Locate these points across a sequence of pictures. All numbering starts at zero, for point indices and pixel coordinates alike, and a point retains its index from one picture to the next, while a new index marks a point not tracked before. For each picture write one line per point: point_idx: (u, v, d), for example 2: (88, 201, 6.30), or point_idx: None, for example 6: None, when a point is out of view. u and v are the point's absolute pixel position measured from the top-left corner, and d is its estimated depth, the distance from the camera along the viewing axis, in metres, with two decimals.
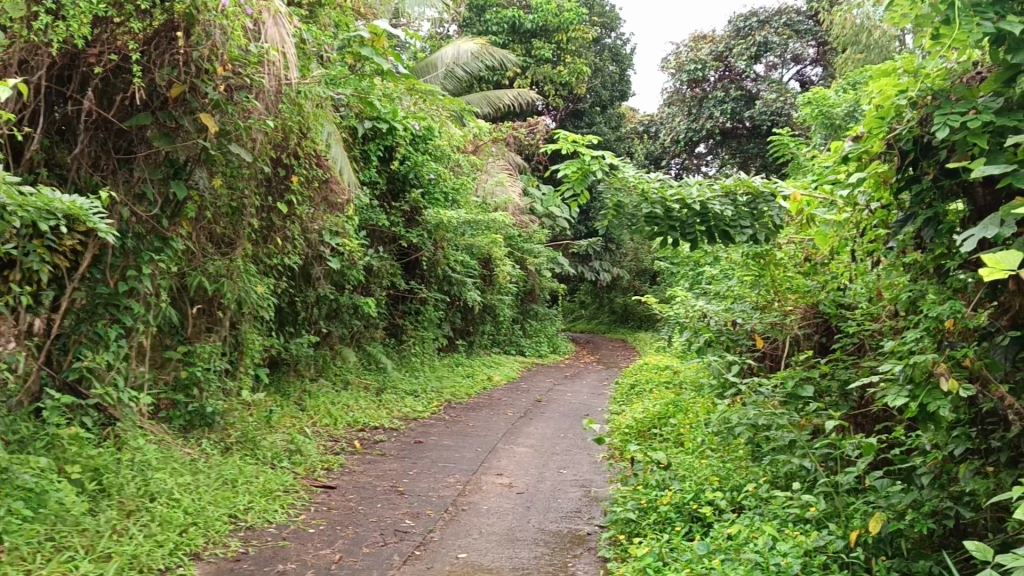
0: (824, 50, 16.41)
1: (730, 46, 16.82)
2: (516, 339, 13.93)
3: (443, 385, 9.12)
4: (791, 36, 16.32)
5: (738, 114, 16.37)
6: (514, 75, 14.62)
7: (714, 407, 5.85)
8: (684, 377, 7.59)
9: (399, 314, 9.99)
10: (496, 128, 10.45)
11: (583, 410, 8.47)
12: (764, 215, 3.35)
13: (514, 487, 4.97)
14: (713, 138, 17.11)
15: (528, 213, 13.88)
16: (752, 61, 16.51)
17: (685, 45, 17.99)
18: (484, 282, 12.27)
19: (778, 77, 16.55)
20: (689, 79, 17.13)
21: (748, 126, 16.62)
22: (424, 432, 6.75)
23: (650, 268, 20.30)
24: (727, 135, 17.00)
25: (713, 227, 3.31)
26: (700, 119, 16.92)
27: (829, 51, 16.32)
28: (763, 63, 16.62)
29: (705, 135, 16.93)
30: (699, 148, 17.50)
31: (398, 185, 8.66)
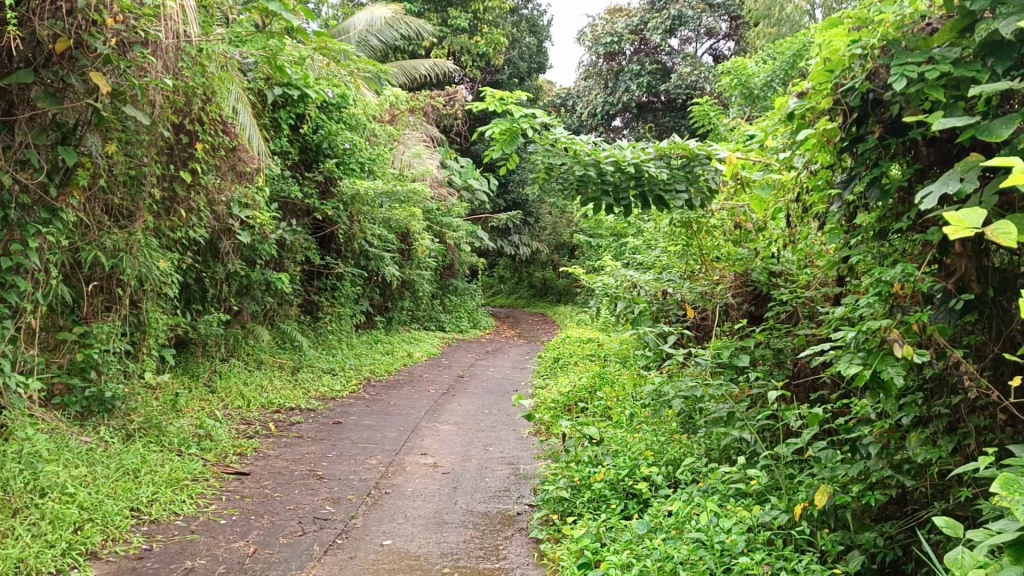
0: (737, 25, 16.55)
1: (645, 19, 16.78)
2: (437, 315, 13.70)
3: (362, 363, 8.85)
4: (704, 10, 16.38)
5: (653, 88, 16.41)
6: (429, 45, 14.26)
7: (640, 379, 5.80)
8: (608, 350, 7.55)
9: (314, 290, 9.63)
10: (413, 97, 10.14)
11: (506, 385, 8.35)
12: (699, 180, 3.22)
13: (438, 467, 4.79)
14: (629, 112, 17.12)
15: (446, 187, 13.63)
16: (667, 35, 16.53)
17: (600, 17, 17.90)
18: (403, 256, 11.99)
19: (691, 51, 16.64)
20: (606, 52, 17.07)
21: (664, 100, 16.70)
22: (343, 411, 6.50)
23: (569, 241, 20.32)
24: (643, 109, 17.05)
25: (649, 191, 3.16)
26: (616, 92, 16.89)
27: (741, 26, 16.48)
28: (678, 37, 16.67)
29: (621, 108, 16.93)
30: (616, 122, 17.50)
31: (311, 155, 8.25)
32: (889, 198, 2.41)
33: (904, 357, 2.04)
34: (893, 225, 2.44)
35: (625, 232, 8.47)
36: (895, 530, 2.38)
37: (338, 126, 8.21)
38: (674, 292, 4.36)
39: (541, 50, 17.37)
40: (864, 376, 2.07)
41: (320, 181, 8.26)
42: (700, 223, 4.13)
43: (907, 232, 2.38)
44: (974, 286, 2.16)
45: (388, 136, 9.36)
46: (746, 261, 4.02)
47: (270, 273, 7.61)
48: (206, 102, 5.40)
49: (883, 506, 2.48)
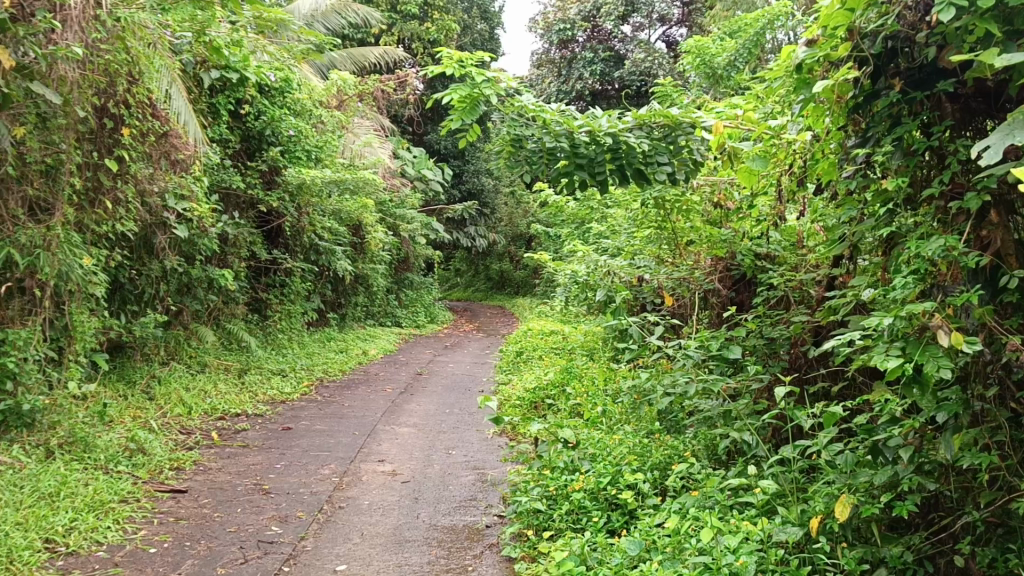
0: (690, 10, 16.22)
1: (597, 6, 16.33)
2: (392, 310, 13.25)
3: (314, 363, 8.38)
4: None
5: (607, 75, 16.13)
6: (379, 33, 13.79)
7: (611, 373, 5.49)
8: (574, 342, 7.24)
9: (262, 287, 9.13)
10: (362, 83, 9.69)
11: (467, 381, 7.99)
12: (680, 148, 2.92)
13: (398, 476, 4.40)
14: (584, 100, 16.84)
15: (399, 178, 13.21)
16: (620, 21, 16.16)
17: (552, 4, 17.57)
18: (355, 250, 11.52)
19: (644, 38, 16.34)
20: (558, 40, 16.76)
21: (618, 87, 16.43)
22: (294, 415, 6.07)
23: (526, 232, 19.99)
24: (597, 97, 16.76)
25: (630, 163, 2.86)
26: (570, 80, 16.59)
27: (694, 11, 16.15)
28: (630, 24, 16.35)
29: (575, 96, 16.63)
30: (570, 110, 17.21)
31: (253, 143, 7.75)
32: (914, 163, 2.09)
33: (950, 347, 1.72)
34: (914, 194, 2.13)
35: (587, 219, 8.18)
36: (930, 546, 2.07)
37: (282, 112, 7.73)
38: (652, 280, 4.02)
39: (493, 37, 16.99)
40: (906, 370, 1.73)
41: (265, 171, 7.78)
42: (676, 202, 3.80)
43: (934, 202, 2.06)
44: (1019, 259, 1.86)
45: (337, 123, 8.89)
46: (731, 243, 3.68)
47: (213, 270, 7.12)
48: (131, 82, 4.98)
49: (909, 516, 2.16)
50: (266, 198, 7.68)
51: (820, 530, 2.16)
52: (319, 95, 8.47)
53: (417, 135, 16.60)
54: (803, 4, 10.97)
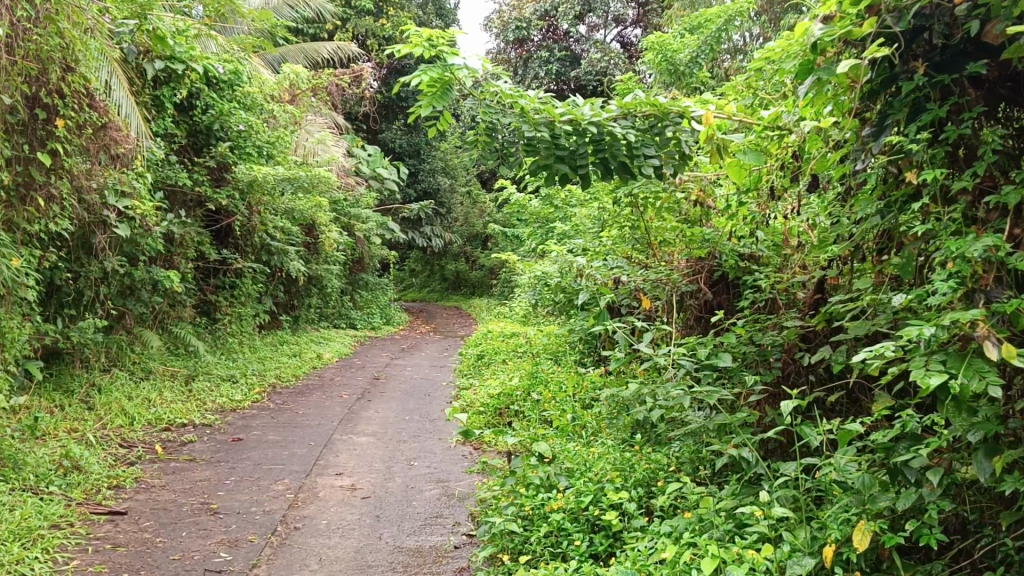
0: (646, 11, 16.10)
1: (555, 5, 16.26)
2: (347, 312, 12.92)
3: (266, 367, 8.03)
4: None
5: (563, 75, 15.98)
6: (332, 28, 13.43)
7: (580, 380, 5.28)
8: (537, 345, 7.03)
9: (211, 289, 8.74)
10: (315, 77, 9.35)
11: (426, 385, 7.73)
12: (677, 147, 2.73)
13: (357, 491, 4.12)
14: None
15: (353, 176, 12.89)
16: (576, 21, 16.05)
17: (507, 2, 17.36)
18: (308, 250, 11.16)
19: (599, 38, 16.23)
20: (514, 39, 16.56)
21: (574, 87, 16.28)
22: (245, 425, 5.75)
23: (482, 231, 19.76)
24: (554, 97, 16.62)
25: (619, 162, 2.66)
26: (526, 79, 16.43)
27: (650, 11, 16.03)
28: (587, 24, 16.24)
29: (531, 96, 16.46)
30: None
31: (201, 137, 7.31)
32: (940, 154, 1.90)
33: (999, 360, 1.53)
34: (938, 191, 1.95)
35: (551, 218, 7.97)
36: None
37: (231, 105, 7.34)
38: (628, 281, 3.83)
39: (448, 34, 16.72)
40: (954, 388, 1.54)
41: (213, 167, 7.40)
42: (655, 199, 3.62)
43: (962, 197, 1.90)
44: None
45: (290, 119, 8.53)
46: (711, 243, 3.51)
47: (158, 270, 6.74)
48: (67, 70, 4.65)
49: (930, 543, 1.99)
50: (214, 195, 7.30)
51: (834, 560, 1.96)
52: (271, 89, 8.12)
53: (371, 132, 16.25)
54: (760, 3, 10.98)
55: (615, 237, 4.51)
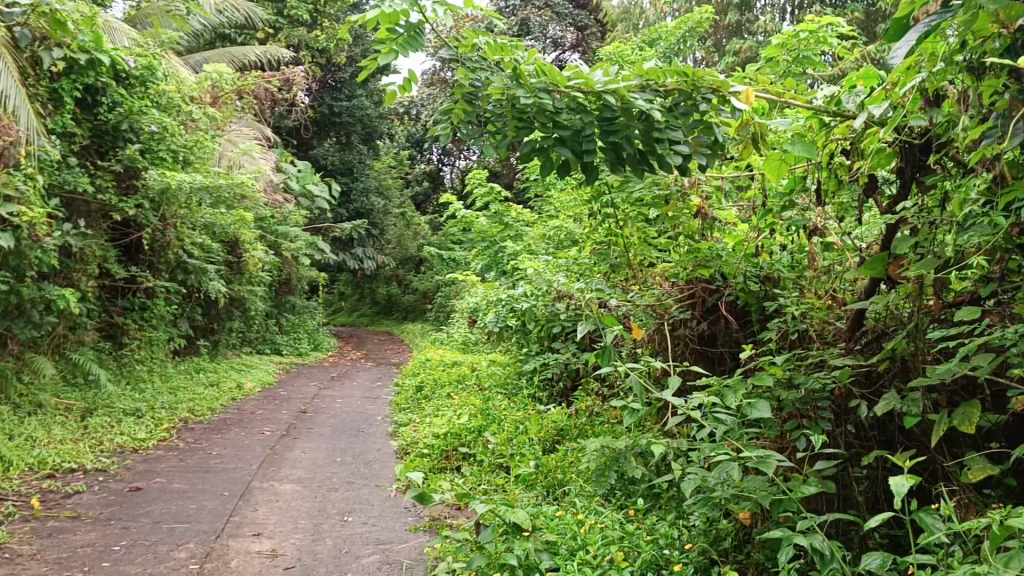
0: (584, 35, 15.99)
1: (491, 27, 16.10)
2: (272, 337, 12.03)
3: (178, 400, 7.16)
4: (551, 18, 15.52)
5: None
6: (264, 36, 12.66)
7: (539, 421, 4.65)
8: (485, 377, 6.38)
9: (118, 310, 7.85)
10: (241, 79, 8.58)
11: (359, 419, 6.98)
12: (717, 141, 2.16)
13: (278, 558, 3.36)
14: None
15: (282, 192, 12.12)
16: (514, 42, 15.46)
17: None
18: (230, 269, 10.26)
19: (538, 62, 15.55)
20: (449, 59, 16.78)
21: None
22: (148, 469, 4.92)
23: (416, 254, 19.07)
24: None
25: (642, 159, 2.11)
26: None
27: (589, 35, 15.93)
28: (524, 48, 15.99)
29: None
30: None
31: (106, 139, 6.32)
32: None
33: None
34: None
35: (500, 239, 7.32)
36: None
37: (143, 104, 6.45)
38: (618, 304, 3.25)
39: None
40: None
41: (119, 173, 6.46)
42: (657, 205, 3.06)
43: None
44: None
45: (212, 124, 7.68)
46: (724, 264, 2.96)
47: (51, 288, 5.83)
48: None
49: None
50: (120, 205, 6.39)
51: None
52: (190, 89, 7.23)
53: (303, 146, 15.54)
54: (707, 26, 10.75)
55: (596, 257, 3.91)
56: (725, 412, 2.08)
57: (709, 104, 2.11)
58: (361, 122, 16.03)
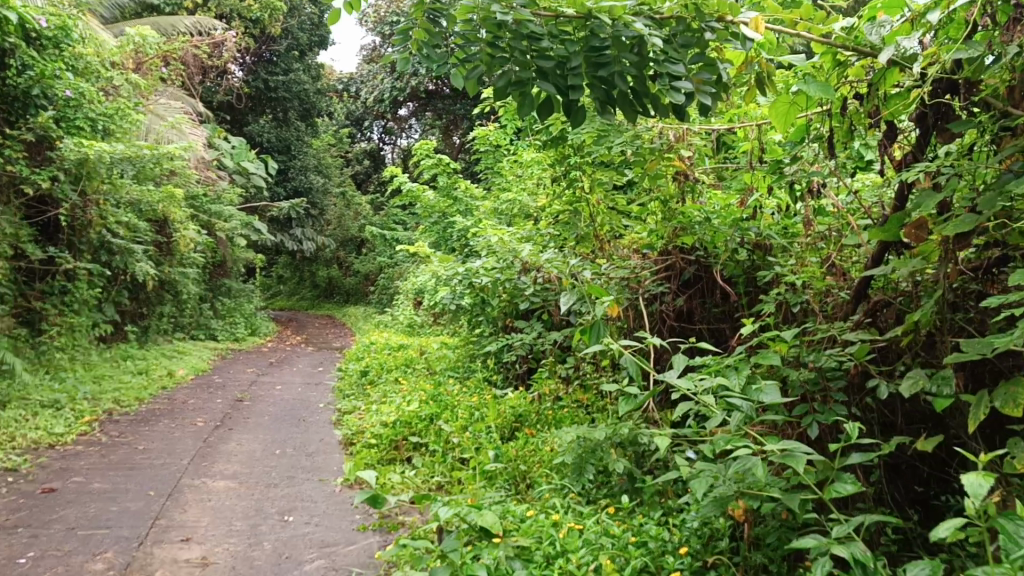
0: None
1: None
2: (207, 322, 11.46)
3: (103, 390, 6.66)
4: None
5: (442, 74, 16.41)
6: (193, 4, 11.99)
7: (495, 407, 4.35)
8: (434, 361, 6.06)
9: (36, 294, 7.26)
10: (167, 44, 7.99)
11: (300, 407, 6.60)
12: (722, 79, 1.85)
13: (209, 567, 2.99)
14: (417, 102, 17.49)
15: (214, 169, 11.54)
16: None
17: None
18: (160, 251, 9.66)
19: None
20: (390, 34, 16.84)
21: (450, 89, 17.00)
22: (65, 467, 4.46)
23: (357, 235, 18.56)
24: (431, 97, 17.29)
25: (641, 95, 1.78)
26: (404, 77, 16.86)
27: None
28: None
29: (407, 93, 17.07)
30: (400, 112, 18.43)
31: (15, 106, 5.70)
32: None
33: None
34: None
35: (446, 216, 6.98)
36: None
37: (58, 67, 5.84)
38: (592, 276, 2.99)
39: (320, 23, 15.61)
40: None
41: (30, 142, 5.88)
42: (636, 166, 2.78)
43: None
44: None
45: (135, 91, 7.11)
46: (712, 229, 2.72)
47: None
48: None
49: None
50: (32, 177, 5.82)
51: None
52: (111, 54, 6.65)
53: (237, 122, 14.87)
54: None
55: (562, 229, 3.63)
56: (741, 397, 1.76)
57: (717, 34, 1.81)
58: (298, 97, 15.41)
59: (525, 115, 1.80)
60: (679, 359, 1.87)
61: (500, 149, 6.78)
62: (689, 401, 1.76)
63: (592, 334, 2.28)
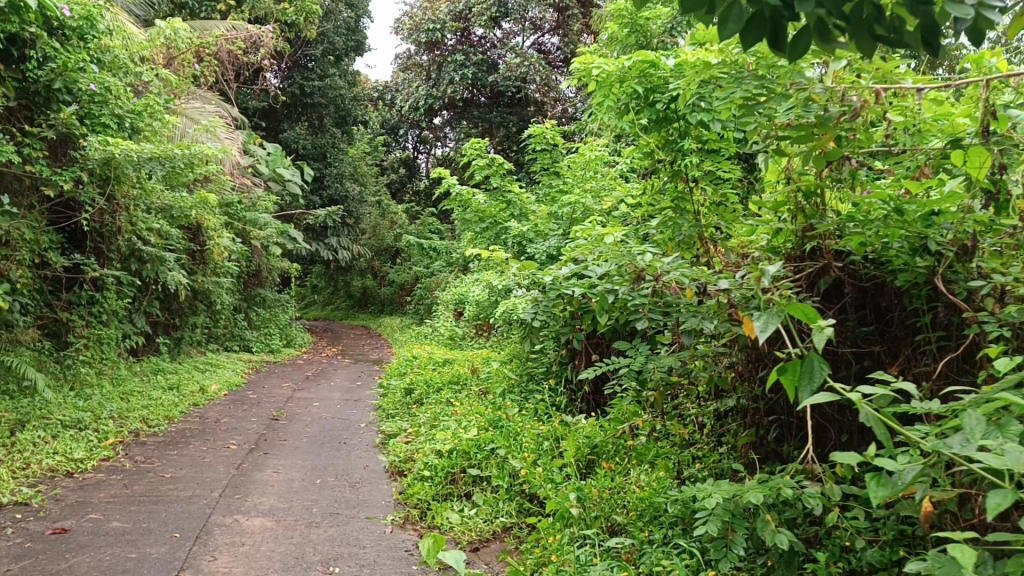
0: (565, 17, 16.08)
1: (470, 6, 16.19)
2: (241, 333, 11.04)
3: (130, 407, 6.20)
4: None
5: (479, 79, 16.07)
6: (229, 8, 11.64)
7: (566, 439, 3.81)
8: (488, 381, 5.55)
9: (63, 305, 6.86)
10: (200, 41, 7.58)
11: (340, 427, 6.11)
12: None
13: None
14: (453, 108, 17.06)
15: (249, 176, 11.16)
16: (492, 23, 16.02)
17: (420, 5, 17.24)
18: (192, 259, 9.22)
19: (515, 44, 16.20)
20: (426, 41, 16.55)
21: (488, 94, 16.66)
22: (84, 499, 3.97)
23: (392, 245, 18.12)
24: (468, 104, 16.88)
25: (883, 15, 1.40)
26: (440, 85, 16.59)
27: (568, 17, 16.17)
28: (502, 29, 16.26)
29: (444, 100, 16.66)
30: (436, 119, 18.03)
31: (37, 100, 5.30)
32: None
33: None
34: None
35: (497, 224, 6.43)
36: None
37: (82, 58, 5.38)
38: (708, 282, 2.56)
39: (355, 27, 15.30)
40: None
41: (52, 140, 5.42)
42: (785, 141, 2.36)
43: None
44: None
45: (165, 87, 6.65)
46: (896, 225, 2.33)
47: None
48: None
49: None
50: (54, 178, 5.35)
51: None
52: (140, 47, 6.21)
53: (271, 129, 14.51)
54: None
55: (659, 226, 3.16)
56: None
57: None
58: (333, 103, 14.98)
59: (728, 33, 1.42)
60: (976, 427, 1.42)
61: (556, 148, 6.22)
62: (1017, 495, 1.31)
63: (798, 375, 1.78)
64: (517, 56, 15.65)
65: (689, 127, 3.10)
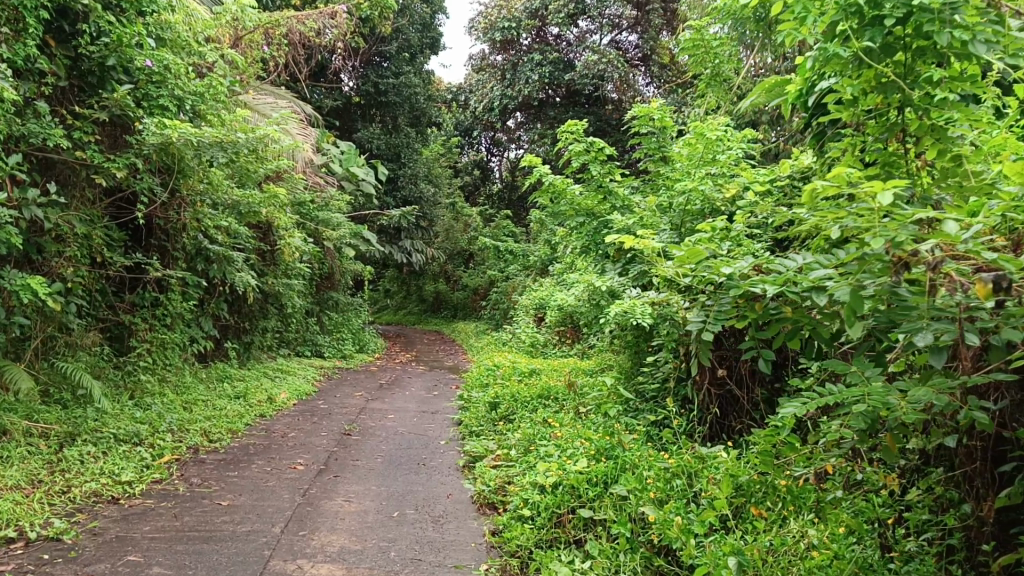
0: (644, 13, 15.30)
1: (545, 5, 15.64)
2: (313, 337, 10.56)
3: (191, 419, 5.67)
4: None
5: (556, 78, 15.36)
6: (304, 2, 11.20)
7: (702, 483, 3.07)
8: (587, 397, 4.83)
9: (125, 307, 6.41)
10: (272, 25, 7.06)
11: (418, 443, 5.45)
12: None
13: None
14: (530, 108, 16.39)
15: (322, 175, 10.70)
16: (569, 20, 15.34)
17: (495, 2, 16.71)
18: (262, 259, 8.69)
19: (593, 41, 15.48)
20: (502, 39, 16.00)
21: (564, 93, 15.93)
22: (126, 532, 3.39)
23: (466, 248, 17.57)
24: (544, 104, 16.18)
25: None
26: (515, 85, 15.94)
27: (649, 12, 15.30)
28: (579, 28, 15.57)
29: (519, 101, 16.00)
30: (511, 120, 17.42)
31: (91, 80, 4.80)
32: None
33: None
34: None
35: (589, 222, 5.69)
36: None
37: (141, 32, 4.86)
38: (932, 249, 1.68)
39: (430, 22, 14.77)
40: None
41: (107, 123, 4.91)
42: None
43: None
44: None
45: (233, 71, 6.14)
46: None
47: (9, 276, 4.34)
48: None
49: None
50: (108, 166, 4.85)
51: None
52: (205, 25, 5.69)
53: (345, 129, 14.09)
54: None
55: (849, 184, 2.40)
56: None
57: None
58: (408, 101, 14.46)
59: None
60: None
61: (663, 133, 5.47)
62: None
63: None
64: (595, 52, 14.91)
65: (920, 60, 2.29)
